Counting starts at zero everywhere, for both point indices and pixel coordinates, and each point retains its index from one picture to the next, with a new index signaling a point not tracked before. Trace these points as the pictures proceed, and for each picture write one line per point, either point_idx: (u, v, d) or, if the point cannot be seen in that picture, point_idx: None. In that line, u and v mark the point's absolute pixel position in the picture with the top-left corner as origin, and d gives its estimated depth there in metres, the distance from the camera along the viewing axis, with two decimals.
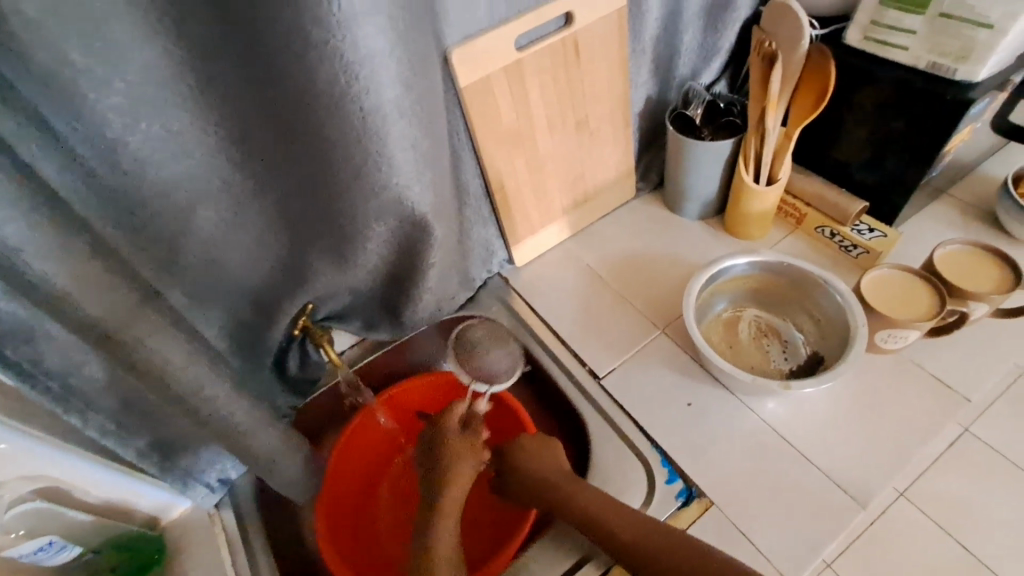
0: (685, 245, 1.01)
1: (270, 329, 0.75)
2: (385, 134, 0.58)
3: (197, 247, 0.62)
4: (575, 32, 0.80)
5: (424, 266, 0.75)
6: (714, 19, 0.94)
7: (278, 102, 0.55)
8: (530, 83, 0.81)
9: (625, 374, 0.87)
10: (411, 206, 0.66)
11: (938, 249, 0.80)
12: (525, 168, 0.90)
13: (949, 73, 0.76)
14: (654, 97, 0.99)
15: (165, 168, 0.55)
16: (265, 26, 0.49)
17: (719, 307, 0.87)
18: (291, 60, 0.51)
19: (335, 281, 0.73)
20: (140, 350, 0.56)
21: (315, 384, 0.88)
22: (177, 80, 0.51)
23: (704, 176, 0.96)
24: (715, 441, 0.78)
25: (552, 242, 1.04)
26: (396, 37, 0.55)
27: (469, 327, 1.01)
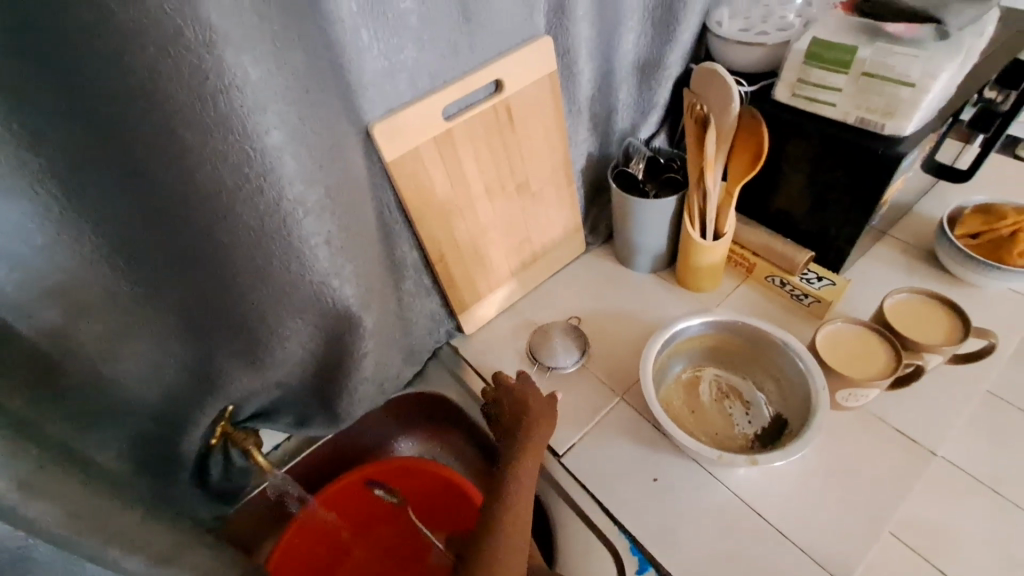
0: (639, 301, 0.98)
1: (182, 442, 0.66)
2: (294, 228, 0.54)
3: (80, 369, 0.53)
4: (506, 98, 0.77)
5: (356, 357, 0.69)
6: (646, 76, 0.93)
7: (168, 204, 0.49)
8: (463, 151, 0.77)
9: (586, 449, 0.81)
10: (333, 298, 0.62)
11: (888, 298, 0.79)
12: (466, 236, 0.85)
13: (878, 128, 0.76)
14: (594, 153, 0.97)
15: (27, 289, 0.46)
16: (146, 123, 0.44)
17: (676, 368, 0.83)
18: (183, 156, 0.46)
19: (254, 382, 0.66)
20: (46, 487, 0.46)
21: (246, 490, 0.78)
22: (36, 193, 0.43)
23: (652, 231, 0.94)
24: (685, 520, 0.73)
25: (502, 305, 0.99)
26: (301, 129, 0.51)
27: (418, 406, 0.95)
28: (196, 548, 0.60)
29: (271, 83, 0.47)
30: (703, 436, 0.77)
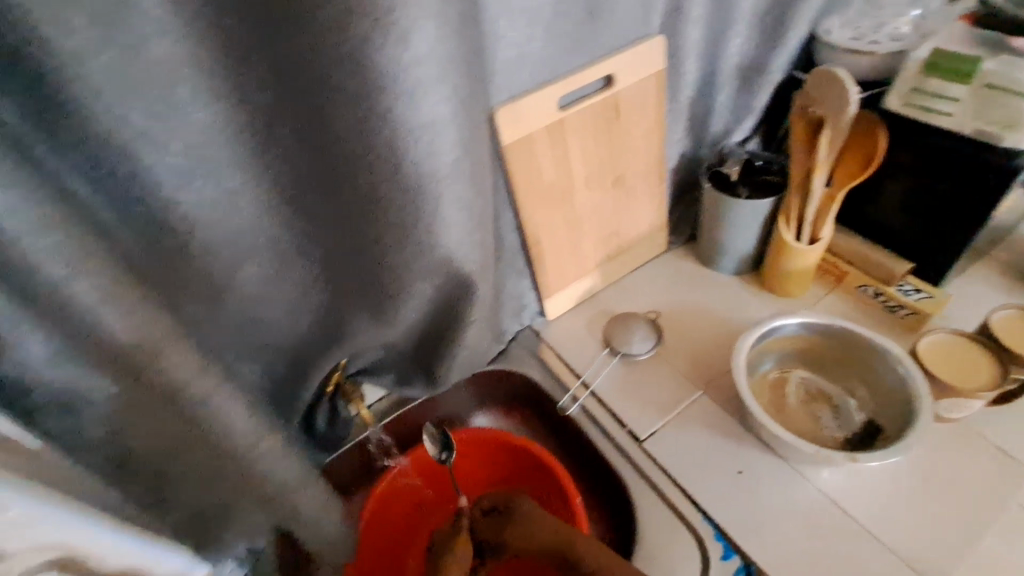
0: (722, 300, 0.99)
1: (302, 388, 0.72)
2: (439, 194, 0.56)
3: (238, 305, 0.60)
4: (616, 92, 0.81)
5: (465, 323, 0.73)
6: (747, 80, 0.95)
7: (333, 166, 0.54)
8: (572, 141, 0.81)
9: (669, 437, 0.83)
10: (458, 264, 0.65)
11: (996, 311, 0.77)
12: (561, 223, 0.89)
13: (997, 141, 0.75)
14: (688, 153, 1.00)
15: (213, 227, 0.53)
16: (328, 92, 0.48)
17: (764, 367, 0.84)
18: (351, 124, 0.50)
19: (373, 339, 0.70)
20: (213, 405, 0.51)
21: (342, 442, 0.83)
22: (235, 143, 0.50)
23: (742, 232, 0.95)
24: (768, 514, 0.74)
25: (585, 294, 1.02)
26: (464, 103, 0.53)
27: (497, 383, 0.98)
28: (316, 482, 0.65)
29: (441, 59, 0.49)
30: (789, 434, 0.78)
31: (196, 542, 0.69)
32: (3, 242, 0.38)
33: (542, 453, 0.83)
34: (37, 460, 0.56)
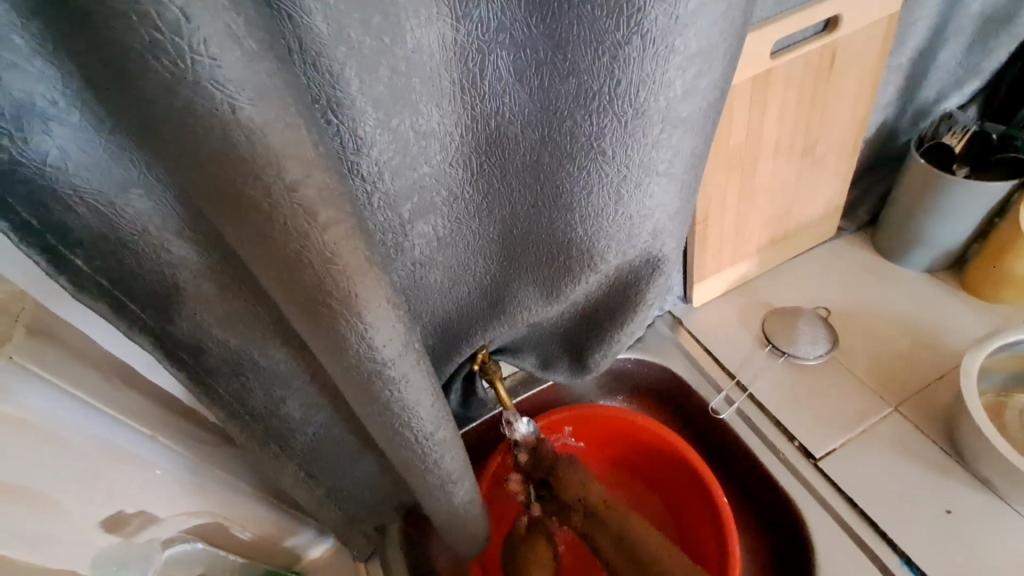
0: (908, 301, 0.84)
1: (450, 359, 0.65)
2: (673, 149, 0.44)
3: (405, 266, 0.52)
4: (838, 39, 0.66)
5: (639, 307, 0.62)
6: (985, 31, 0.76)
7: (548, 108, 0.43)
8: (773, 97, 0.67)
9: (851, 459, 0.70)
10: (659, 239, 0.53)
11: None
12: (736, 197, 0.76)
13: None
14: (887, 121, 0.82)
15: (399, 175, 0.45)
16: (577, 7, 0.36)
17: (984, 387, 0.69)
18: (593, 53, 0.38)
19: (536, 316, 0.61)
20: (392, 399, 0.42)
21: (469, 420, 0.77)
22: (442, 71, 0.41)
23: (954, 223, 0.78)
24: (989, 566, 0.61)
25: (738, 280, 0.88)
26: (742, 27, 0.40)
27: (631, 373, 0.87)
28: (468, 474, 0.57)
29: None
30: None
31: (327, 519, 0.64)
32: (187, 185, 0.30)
33: (695, 459, 0.73)
34: (188, 421, 0.52)
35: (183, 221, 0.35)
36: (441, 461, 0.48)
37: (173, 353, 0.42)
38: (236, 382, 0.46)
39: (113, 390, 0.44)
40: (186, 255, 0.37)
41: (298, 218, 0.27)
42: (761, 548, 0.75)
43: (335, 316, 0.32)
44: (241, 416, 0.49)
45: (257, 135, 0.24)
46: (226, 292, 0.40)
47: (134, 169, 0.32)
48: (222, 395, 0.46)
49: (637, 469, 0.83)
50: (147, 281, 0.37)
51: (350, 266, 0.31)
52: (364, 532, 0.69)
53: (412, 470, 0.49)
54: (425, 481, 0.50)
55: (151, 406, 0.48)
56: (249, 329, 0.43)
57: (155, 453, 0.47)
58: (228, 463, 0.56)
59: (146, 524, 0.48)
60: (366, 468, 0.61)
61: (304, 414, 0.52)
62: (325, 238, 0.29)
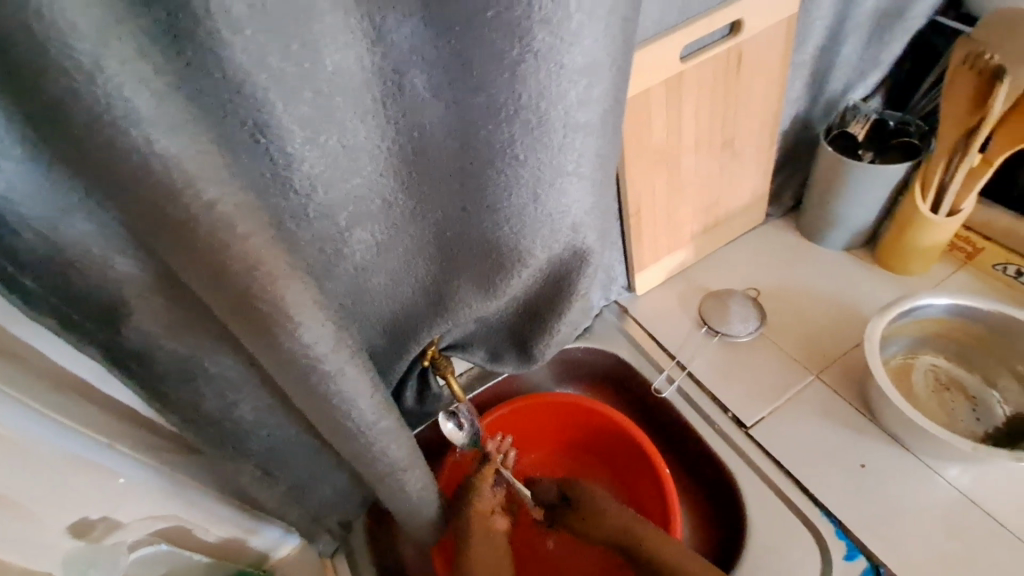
0: (829, 277, 0.91)
1: (400, 359, 0.69)
2: (579, 152, 0.49)
3: (347, 270, 0.56)
4: (742, 42, 0.72)
5: (573, 297, 0.67)
6: (879, 29, 0.84)
7: (464, 119, 0.47)
8: (688, 96, 0.73)
9: (778, 425, 0.77)
10: (580, 233, 0.58)
11: None
12: (664, 191, 0.82)
13: None
14: (801, 113, 0.90)
15: (332, 187, 0.48)
16: (476, 30, 0.41)
17: (890, 351, 0.75)
18: (495, 70, 0.43)
19: (477, 311, 0.65)
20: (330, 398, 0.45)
21: (428, 415, 0.81)
22: (363, 89, 0.44)
23: (861, 203, 0.86)
24: (898, 512, 0.67)
25: (676, 268, 0.94)
26: (626, 42, 0.45)
27: (582, 359, 0.92)
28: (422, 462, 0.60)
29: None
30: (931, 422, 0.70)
31: (291, 516, 0.66)
32: (119, 208, 0.34)
33: (632, 427, 0.79)
34: (143, 430, 0.55)
35: (121, 239, 0.39)
36: (388, 449, 0.52)
37: (123, 365, 0.45)
38: (186, 388, 0.49)
39: (68, 402, 0.47)
40: (128, 271, 0.40)
41: (220, 232, 0.31)
42: (704, 512, 0.81)
43: (266, 318, 0.36)
44: (194, 420, 0.52)
45: (172, 161, 0.28)
46: (171, 304, 0.43)
47: (71, 196, 0.35)
48: (177, 401, 0.49)
49: (592, 452, 0.88)
50: (92, 298, 0.40)
51: (275, 273, 0.34)
52: (328, 526, 0.72)
53: (360, 459, 0.52)
54: (376, 469, 0.54)
55: (106, 417, 0.50)
56: (196, 339, 0.46)
57: (118, 462, 0.50)
58: (188, 469, 0.58)
59: (112, 527, 0.51)
60: (323, 464, 0.64)
61: (256, 416, 0.55)
62: (246, 248, 0.32)
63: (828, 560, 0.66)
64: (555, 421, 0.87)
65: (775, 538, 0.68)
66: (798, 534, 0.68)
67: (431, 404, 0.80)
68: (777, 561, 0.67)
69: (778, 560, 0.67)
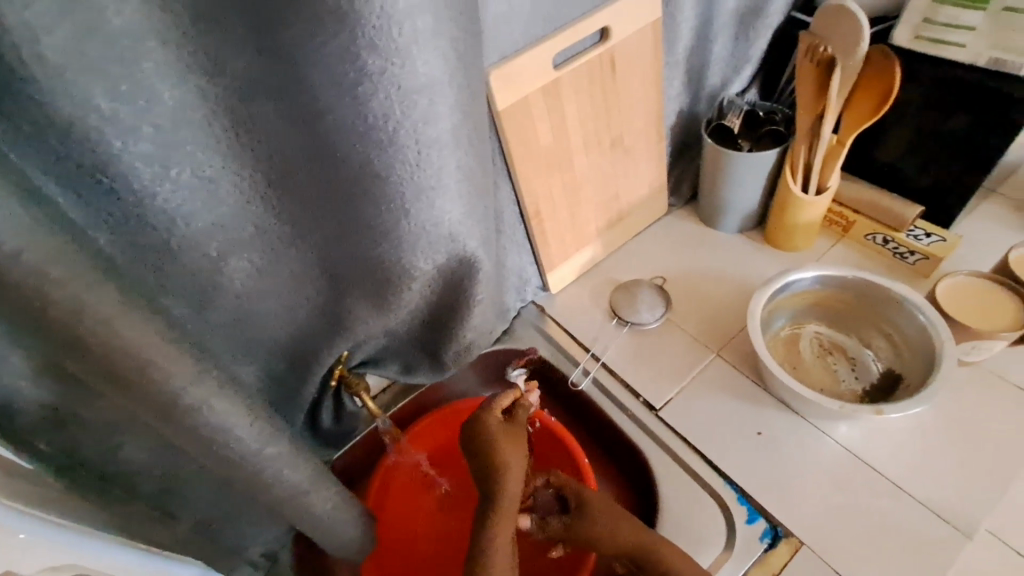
0: (727, 260, 0.96)
1: (306, 382, 0.69)
2: (440, 166, 0.51)
3: (229, 300, 0.55)
4: (611, 47, 0.76)
5: (471, 303, 0.69)
6: (744, 27, 0.90)
7: (319, 143, 0.48)
8: (567, 101, 0.76)
9: (684, 404, 0.81)
10: (461, 242, 0.60)
11: (1013, 250, 0.75)
12: (560, 193, 0.85)
13: (1014, 68, 0.70)
14: (685, 109, 0.95)
15: (195, 219, 0.48)
16: (311, 56, 0.42)
17: (777, 325, 0.80)
18: (337, 93, 0.44)
19: (376, 326, 0.66)
20: (202, 430, 0.45)
21: (349, 434, 0.81)
22: (210, 121, 0.44)
23: (745, 189, 0.92)
24: (792, 473, 0.72)
25: (588, 264, 0.98)
26: (460, 60, 0.48)
27: (503, 362, 0.94)
28: (329, 481, 0.60)
29: (437, 9, 0.43)
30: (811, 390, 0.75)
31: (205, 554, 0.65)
32: None
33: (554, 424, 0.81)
34: None
35: None
36: (282, 473, 0.52)
37: None
38: (59, 438, 0.48)
39: None
40: None
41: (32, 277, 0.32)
42: (627, 498, 0.83)
43: None
44: (72, 468, 0.51)
45: None
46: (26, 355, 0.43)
47: None
48: (50, 449, 0.48)
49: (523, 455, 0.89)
50: None
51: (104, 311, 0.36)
52: (250, 558, 0.71)
53: (254, 488, 0.52)
54: (275, 495, 0.54)
55: None
56: (62, 386, 0.46)
57: (9, 514, 0.39)
58: None
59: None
60: (232, 497, 0.64)
61: (146, 457, 0.55)
62: None
63: (732, 526, 0.70)
64: None
65: (685, 514, 0.72)
66: (706, 504, 0.72)
67: (350, 423, 0.80)
68: (687, 536, 0.70)
69: (689, 532, 0.70)
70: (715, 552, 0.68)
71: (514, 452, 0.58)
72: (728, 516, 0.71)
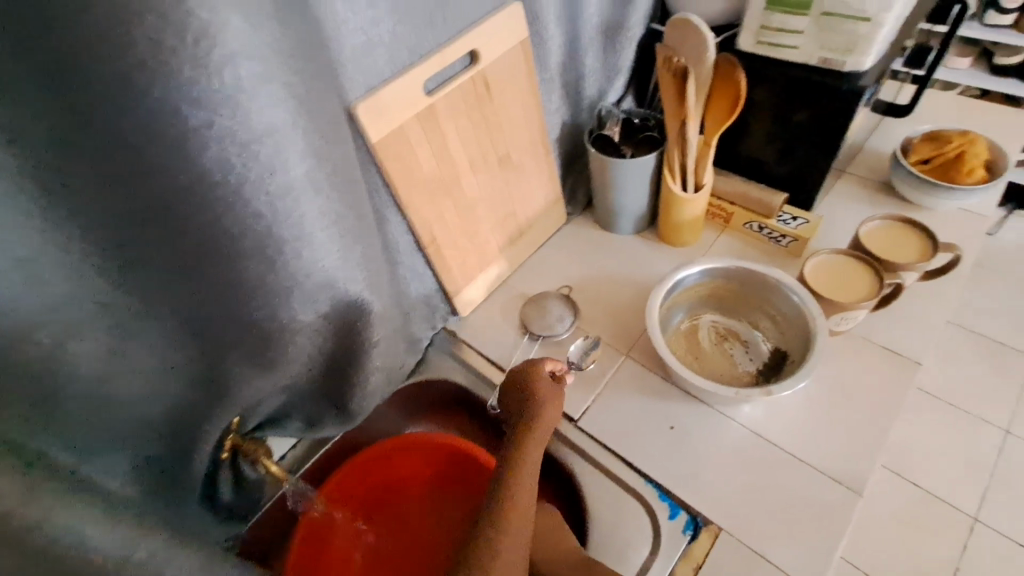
0: (626, 262, 1.00)
1: (194, 460, 0.62)
2: (301, 214, 0.50)
3: (78, 388, 0.49)
4: (482, 69, 0.76)
5: (368, 347, 0.67)
6: (610, 39, 0.94)
7: (154, 206, 0.43)
8: (445, 126, 0.75)
9: (600, 410, 0.82)
10: (343, 289, 0.58)
11: (863, 226, 0.83)
12: (455, 217, 0.84)
13: (839, 66, 0.78)
14: (567, 121, 0.97)
15: (13, 306, 0.41)
16: (130, 113, 0.38)
17: (675, 320, 0.84)
18: (166, 154, 0.41)
19: (265, 385, 0.62)
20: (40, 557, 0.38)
21: (256, 505, 0.76)
22: (17, 196, 0.38)
23: (632, 193, 0.95)
24: (704, 460, 0.76)
25: (494, 282, 0.97)
26: (299, 100, 0.46)
27: (422, 395, 0.93)
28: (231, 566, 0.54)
29: (258, 51, 0.41)
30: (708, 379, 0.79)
31: None
32: None
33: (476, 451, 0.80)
34: None
35: None
36: None
37: None
38: None
39: None
40: None
41: None
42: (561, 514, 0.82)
43: None
44: None
45: None
46: None
47: None
48: None
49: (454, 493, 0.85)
50: None
51: None
52: None
53: None
54: None
55: None
56: None
57: None
58: None
59: None
60: None
61: None
62: None
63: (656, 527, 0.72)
64: (413, 468, 0.85)
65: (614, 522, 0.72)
66: (631, 506, 0.74)
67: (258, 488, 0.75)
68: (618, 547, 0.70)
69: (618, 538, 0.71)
70: (642, 556, 0.70)
71: (536, 456, 0.65)
72: (653, 516, 0.72)
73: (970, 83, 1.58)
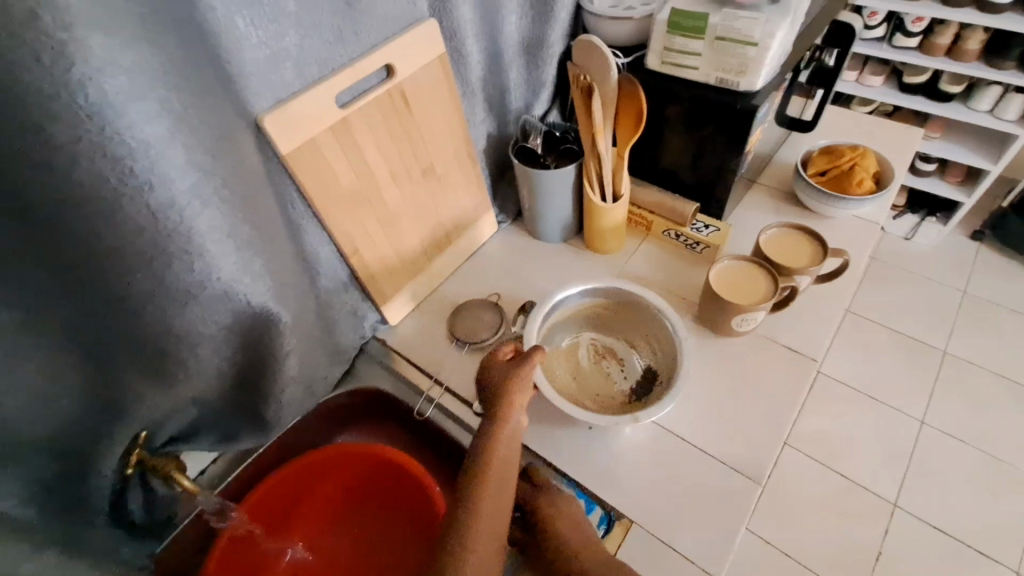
0: (554, 269, 1.03)
1: (93, 478, 0.61)
2: (192, 226, 0.52)
3: None
4: (399, 83, 0.78)
5: (282, 357, 0.67)
6: (532, 55, 0.97)
7: (29, 216, 0.45)
8: (362, 137, 0.76)
9: None
10: (244, 299, 0.60)
11: (763, 234, 0.90)
12: (377, 227, 0.84)
13: (735, 86, 0.84)
14: (493, 133, 1.00)
15: None
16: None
17: (559, 341, 0.88)
18: (37, 166, 0.43)
19: (168, 398, 0.62)
20: None
21: (172, 521, 0.75)
22: None
23: (556, 202, 0.99)
24: (619, 457, 0.79)
25: (423, 290, 0.98)
26: (178, 118, 0.50)
27: (350, 404, 0.94)
28: None
29: (128, 73, 0.44)
30: (587, 401, 0.82)
31: None
32: None
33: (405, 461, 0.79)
34: None
35: None
36: None
37: None
38: None
39: None
40: None
41: None
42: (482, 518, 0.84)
43: None
44: None
45: None
46: None
47: None
48: None
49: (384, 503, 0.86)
50: None
51: None
52: None
53: None
54: None
55: None
56: None
57: None
58: None
59: None
60: None
61: None
62: None
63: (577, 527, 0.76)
64: (346, 479, 0.85)
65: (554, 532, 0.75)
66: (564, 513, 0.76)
67: (173, 504, 0.73)
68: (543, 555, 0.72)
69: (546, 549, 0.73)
70: None
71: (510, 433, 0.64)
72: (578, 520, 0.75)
73: (882, 98, 1.71)
